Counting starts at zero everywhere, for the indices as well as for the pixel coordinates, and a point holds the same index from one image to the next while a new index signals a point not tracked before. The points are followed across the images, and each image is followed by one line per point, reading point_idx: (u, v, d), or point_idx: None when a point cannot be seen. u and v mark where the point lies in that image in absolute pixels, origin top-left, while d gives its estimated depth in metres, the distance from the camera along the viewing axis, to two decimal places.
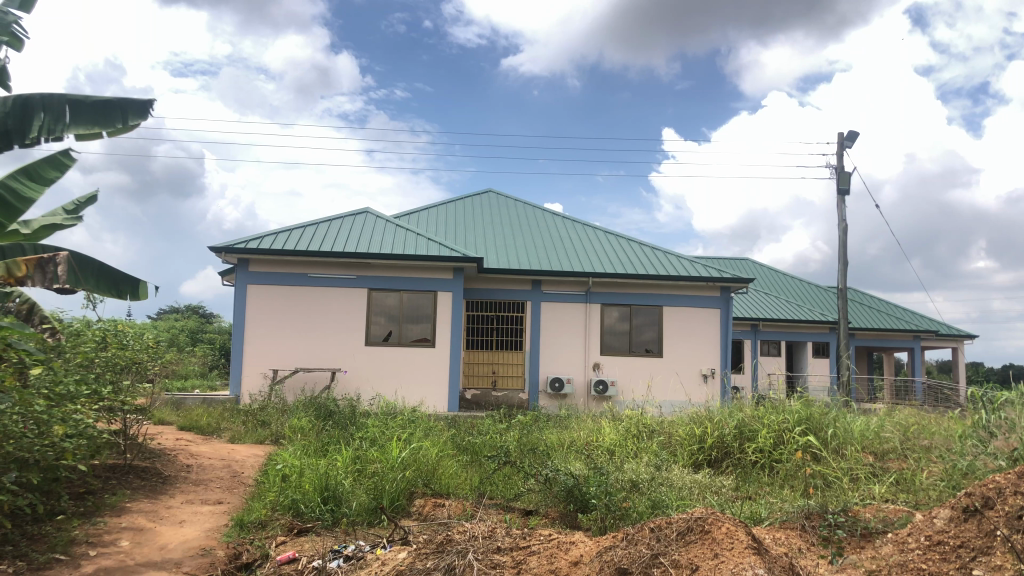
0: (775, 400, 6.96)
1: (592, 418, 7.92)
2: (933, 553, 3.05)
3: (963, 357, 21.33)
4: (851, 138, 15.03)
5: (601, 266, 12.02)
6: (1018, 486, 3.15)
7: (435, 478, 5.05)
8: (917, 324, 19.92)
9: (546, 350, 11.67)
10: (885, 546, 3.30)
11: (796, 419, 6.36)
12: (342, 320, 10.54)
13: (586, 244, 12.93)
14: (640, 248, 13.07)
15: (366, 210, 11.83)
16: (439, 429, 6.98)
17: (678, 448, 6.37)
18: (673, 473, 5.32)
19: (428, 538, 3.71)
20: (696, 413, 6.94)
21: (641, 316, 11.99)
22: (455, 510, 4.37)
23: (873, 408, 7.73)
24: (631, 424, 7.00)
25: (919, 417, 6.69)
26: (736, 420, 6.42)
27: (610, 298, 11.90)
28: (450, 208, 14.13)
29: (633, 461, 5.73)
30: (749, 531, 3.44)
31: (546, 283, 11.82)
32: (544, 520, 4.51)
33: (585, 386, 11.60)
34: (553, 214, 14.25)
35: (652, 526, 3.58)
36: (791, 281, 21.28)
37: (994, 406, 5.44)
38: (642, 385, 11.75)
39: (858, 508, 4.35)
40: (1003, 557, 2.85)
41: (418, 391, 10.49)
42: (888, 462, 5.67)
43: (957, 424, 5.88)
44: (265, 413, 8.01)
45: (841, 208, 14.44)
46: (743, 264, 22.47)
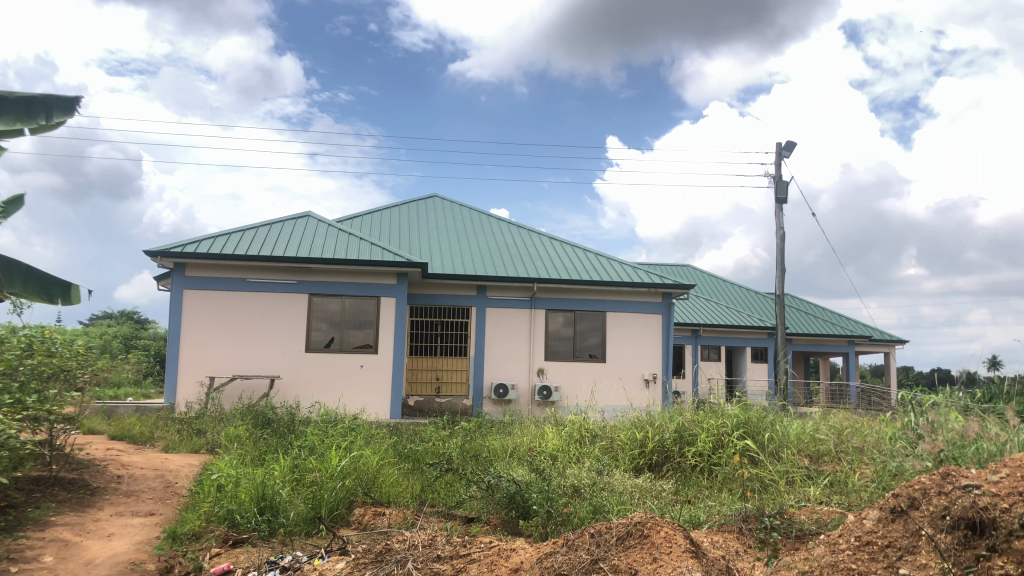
0: (714, 404, 7.07)
1: (536, 424, 7.93)
2: (862, 553, 3.12)
3: (894, 361, 21.96)
4: (789, 147, 15.40)
5: (545, 272, 12.07)
6: (943, 487, 3.25)
7: (376, 486, 5.00)
8: (851, 330, 20.45)
9: (491, 356, 11.64)
10: (817, 547, 3.36)
11: (734, 423, 6.45)
12: (282, 326, 10.37)
13: (531, 250, 12.97)
14: (584, 254, 13.17)
15: (308, 213, 11.68)
16: (380, 437, 6.91)
17: (620, 453, 6.41)
18: (614, 478, 5.36)
19: (367, 548, 3.66)
20: (637, 418, 7.00)
21: (585, 322, 12.07)
22: (395, 519, 4.33)
23: (809, 411, 7.89)
24: (573, 429, 7.03)
25: (852, 420, 6.87)
26: (676, 425, 6.50)
27: (554, 304, 11.95)
28: (394, 212, 14.03)
29: (575, 466, 5.76)
30: (687, 534, 3.49)
31: (490, 288, 11.80)
32: (485, 527, 4.49)
33: (529, 391, 11.61)
34: (497, 219, 14.24)
35: (592, 531, 3.59)
36: (731, 287, 21.65)
37: (922, 409, 5.63)
38: (586, 390, 11.82)
39: (792, 510, 4.43)
40: (928, 556, 2.94)
41: (359, 398, 10.38)
42: (823, 465, 5.80)
43: (887, 427, 6.05)
44: (200, 422, 7.83)
45: (779, 216, 14.75)
46: (684, 271, 22.78)
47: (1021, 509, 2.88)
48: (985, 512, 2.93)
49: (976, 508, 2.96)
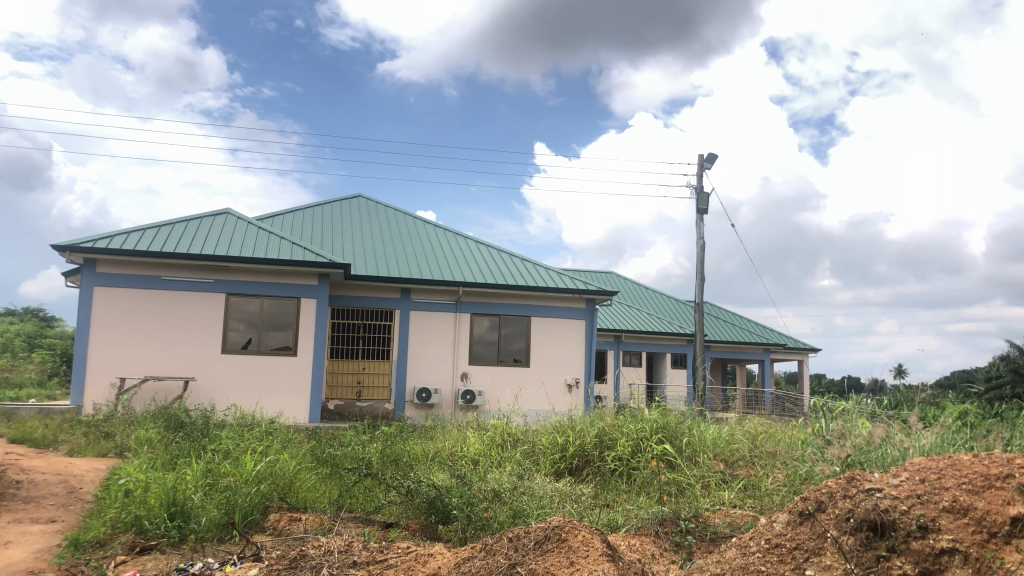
0: (634, 409, 7.17)
1: (458, 428, 7.91)
2: (771, 556, 3.21)
3: (807, 369, 22.69)
4: (710, 158, 15.78)
5: (471, 276, 12.06)
6: (848, 490, 3.37)
7: (291, 491, 4.90)
8: (767, 338, 21.05)
9: (414, 360, 11.54)
10: (729, 550, 3.45)
11: (653, 427, 6.56)
12: (197, 327, 10.09)
13: (456, 253, 12.95)
14: (509, 259, 13.22)
15: (227, 211, 11.38)
16: (297, 441, 6.78)
17: (541, 457, 6.44)
18: (535, 482, 5.38)
19: (281, 553, 3.58)
20: (558, 423, 7.05)
21: (510, 326, 12.11)
22: (311, 525, 4.26)
23: (724, 417, 8.08)
24: (495, 434, 7.03)
25: (766, 426, 7.07)
26: (596, 429, 6.58)
27: (478, 308, 11.97)
28: (317, 212, 13.80)
29: (496, 470, 5.77)
30: (604, 538, 3.53)
31: (415, 291, 11.72)
32: (404, 532, 4.44)
33: (452, 396, 11.57)
34: (423, 221, 14.16)
35: (510, 535, 3.60)
36: (653, 295, 22.05)
37: (832, 416, 5.85)
38: (509, 395, 11.85)
39: (708, 514, 4.55)
40: (833, 557, 3.05)
41: (277, 401, 10.18)
42: (737, 469, 5.95)
43: (799, 432, 6.26)
44: (109, 425, 7.54)
45: (699, 226, 15.10)
46: (608, 278, 23.06)
47: (919, 512, 3.01)
48: (886, 514, 3.04)
49: (878, 511, 3.06)
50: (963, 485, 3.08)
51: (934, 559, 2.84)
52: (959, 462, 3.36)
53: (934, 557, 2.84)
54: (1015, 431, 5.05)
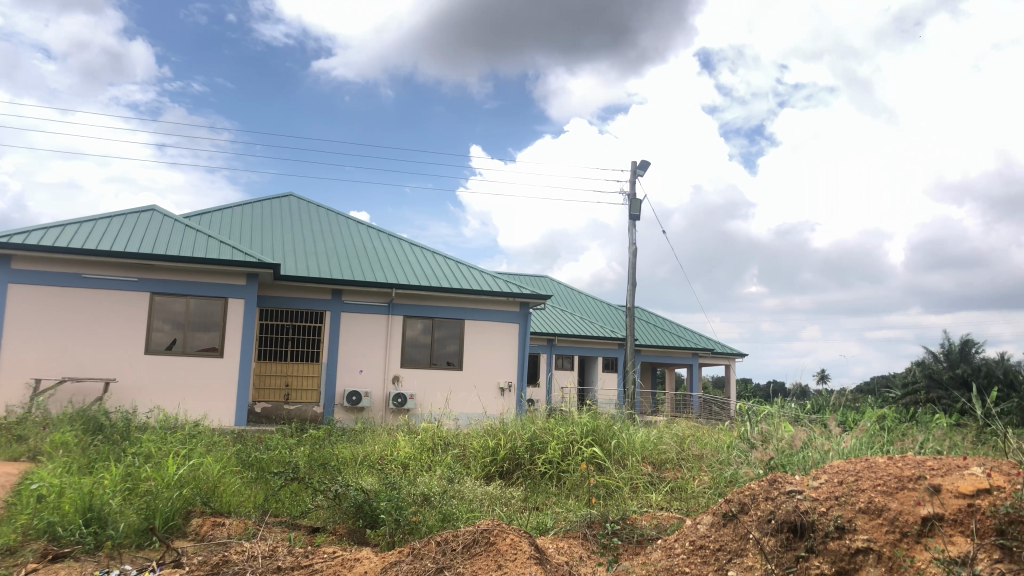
0: (565, 412, 7.22)
1: (387, 431, 7.84)
2: (695, 557, 3.29)
3: (733, 373, 23.21)
4: (643, 165, 16.02)
5: (404, 278, 11.99)
6: (770, 492, 3.46)
7: (215, 496, 4.78)
8: (696, 343, 21.45)
9: (344, 362, 11.39)
10: (655, 552, 3.51)
11: (583, 430, 6.61)
12: (119, 326, 9.77)
13: (390, 255, 12.85)
14: (443, 261, 13.18)
15: (152, 207, 11.06)
16: (223, 444, 6.63)
17: (472, 460, 6.42)
18: (465, 485, 5.37)
19: (203, 559, 3.50)
20: (490, 426, 7.05)
21: (444, 329, 12.09)
22: (235, 529, 4.17)
23: (654, 420, 8.19)
24: (426, 437, 6.99)
25: (694, 429, 7.20)
26: (528, 432, 6.60)
27: (411, 310, 11.90)
28: (246, 210, 13.52)
29: (426, 474, 5.73)
30: (532, 541, 3.54)
31: (347, 293, 11.58)
32: (331, 536, 4.38)
33: (383, 399, 11.46)
34: (356, 222, 14.00)
35: (438, 539, 3.59)
36: (585, 299, 22.26)
37: (757, 420, 6.02)
38: (441, 398, 11.82)
39: (635, 516, 4.62)
40: (754, 558, 3.13)
41: (202, 404, 9.93)
42: (665, 471, 6.04)
43: (725, 435, 6.40)
44: (22, 428, 7.23)
45: (632, 232, 15.31)
46: (541, 281, 23.17)
47: (837, 513, 3.10)
48: (806, 515, 3.13)
49: (798, 512, 3.15)
50: (878, 487, 3.18)
51: (849, 559, 2.92)
52: (875, 464, 3.49)
53: (849, 556, 2.93)
54: (928, 434, 5.27)
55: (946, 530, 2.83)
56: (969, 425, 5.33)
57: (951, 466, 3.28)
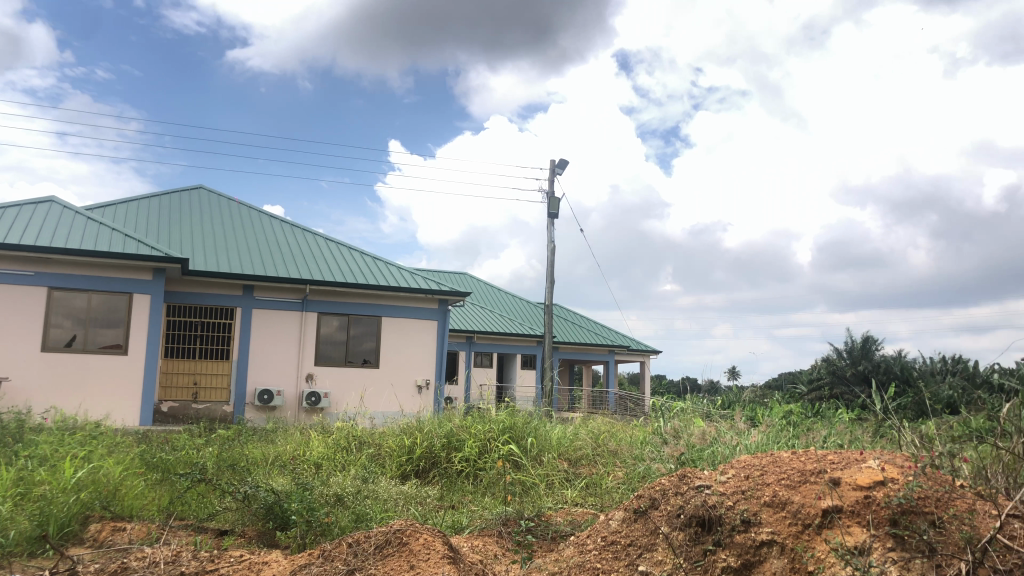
0: (483, 410, 7.21)
1: (300, 431, 7.68)
2: (606, 553, 3.33)
3: (649, 370, 23.66)
4: (561, 164, 16.16)
5: (318, 273, 11.78)
6: (679, 487, 3.53)
7: (115, 500, 4.59)
8: (612, 340, 21.77)
9: (255, 360, 11.11)
10: (567, 549, 3.53)
11: (500, 428, 6.61)
12: (14, 323, 9.31)
13: (304, 250, 12.60)
14: (359, 257, 13.01)
15: (51, 198, 10.55)
16: (126, 446, 6.37)
17: (387, 459, 6.32)
18: (379, 485, 5.30)
19: (101, 566, 3.35)
20: (406, 424, 6.98)
21: (360, 326, 11.97)
22: (136, 534, 4.01)
23: (570, 416, 8.27)
24: (340, 436, 6.88)
25: (609, 425, 7.29)
26: (444, 431, 6.56)
27: (325, 307, 11.71)
28: (153, 202, 13.03)
29: (339, 474, 5.62)
30: (445, 540, 3.53)
31: (258, 288, 11.29)
32: (240, 539, 4.24)
33: (296, 398, 11.23)
34: (269, 216, 13.66)
35: (350, 540, 3.55)
36: (505, 296, 22.32)
37: (670, 415, 6.18)
38: (355, 397, 11.66)
39: (550, 513, 4.65)
40: (663, 552, 3.19)
41: (103, 403, 9.55)
42: (580, 467, 6.10)
43: (640, 431, 6.51)
44: None
45: (550, 229, 15.42)
46: (461, 279, 23.14)
47: (743, 507, 3.18)
48: (713, 509, 3.20)
49: (705, 507, 3.23)
50: (783, 481, 3.28)
51: (754, 551, 3.01)
52: (779, 458, 3.60)
53: (754, 549, 3.01)
54: (831, 429, 5.49)
55: (844, 521, 2.93)
56: (869, 419, 5.57)
57: (850, 460, 3.40)
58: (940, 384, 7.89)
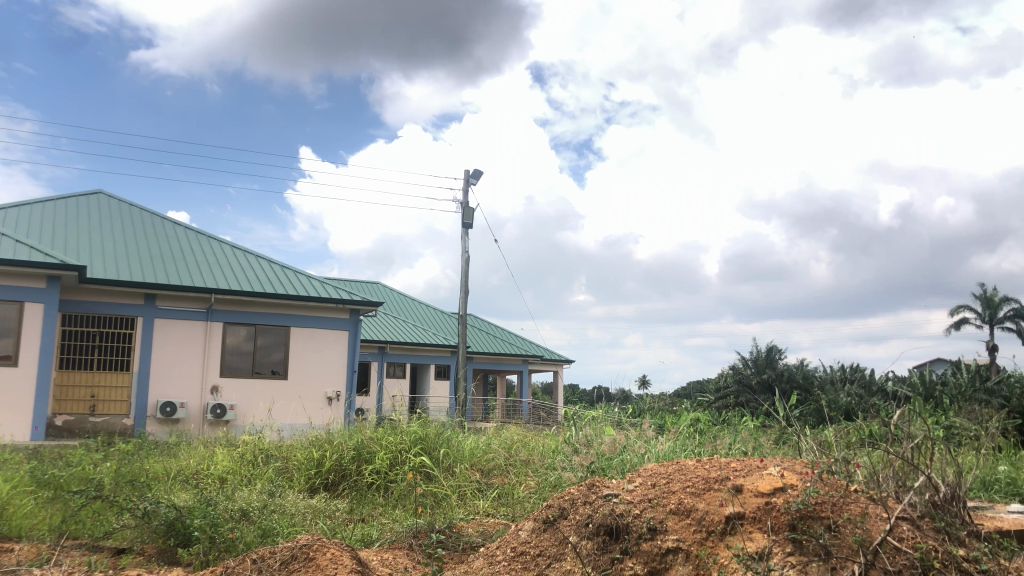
0: (394, 421, 7.13)
1: (204, 444, 7.45)
2: (516, 563, 3.34)
3: (562, 379, 23.88)
4: (476, 175, 16.19)
5: (224, 282, 11.46)
6: (587, 497, 3.57)
7: (2, 520, 4.35)
8: (526, 350, 21.91)
9: (157, 371, 10.72)
10: (476, 560, 3.53)
11: (412, 439, 6.56)
12: None
13: (209, 258, 12.23)
14: (267, 265, 12.72)
15: None
16: (15, 462, 6.04)
17: (294, 473, 6.18)
18: (287, 499, 5.18)
19: None
20: (315, 437, 6.85)
21: (267, 337, 11.72)
22: (25, 555, 3.81)
23: (483, 426, 8.26)
24: (247, 450, 6.70)
25: (522, 435, 7.32)
26: (355, 443, 6.46)
27: (231, 317, 11.40)
28: (48, 207, 12.44)
29: (245, 488, 5.46)
30: (353, 554, 3.48)
31: (161, 297, 10.90)
32: (138, 558, 4.07)
33: (200, 410, 10.88)
34: (173, 223, 13.22)
35: (254, 557, 3.46)
36: (419, 306, 22.19)
37: (582, 424, 6.27)
38: (262, 409, 11.40)
39: (461, 524, 4.64)
40: (571, 562, 3.21)
41: None
42: (492, 477, 6.11)
43: (553, 440, 6.58)
44: None
45: (464, 239, 15.42)
46: (375, 288, 22.89)
47: (649, 515, 3.24)
48: (621, 518, 3.26)
49: (613, 515, 3.28)
50: (688, 489, 3.36)
51: (660, 558, 3.06)
52: (684, 466, 3.68)
53: (660, 556, 3.07)
54: (736, 436, 5.66)
55: (746, 527, 3.02)
56: (772, 425, 5.77)
57: (752, 467, 3.51)
58: (837, 392, 8.25)
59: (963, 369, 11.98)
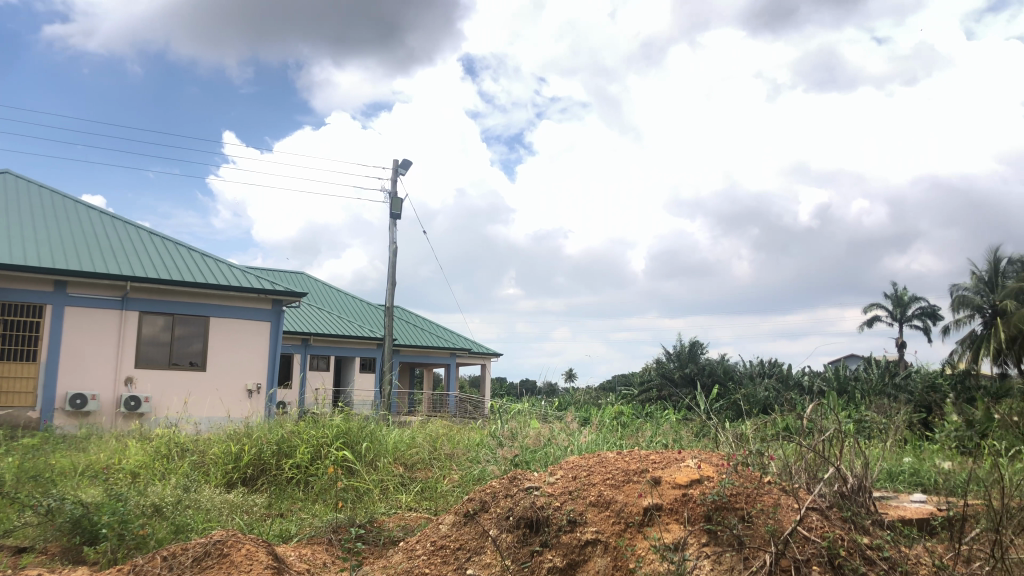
0: (317, 415, 7.01)
1: (116, 437, 7.18)
2: (435, 558, 3.31)
3: (489, 372, 23.90)
4: (405, 165, 16.04)
5: (140, 269, 11.08)
6: (509, 490, 3.58)
7: None
8: (453, 343, 21.85)
9: (67, 361, 10.29)
10: (395, 555, 3.49)
11: (334, 433, 6.45)
12: None
13: (125, 245, 11.81)
14: (187, 253, 12.36)
15: None
16: None
17: (211, 467, 6.01)
18: (203, 494, 5.04)
19: None
20: (234, 430, 6.69)
21: (185, 327, 11.41)
22: None
23: (408, 420, 8.19)
24: (161, 443, 6.49)
25: (446, 428, 7.29)
26: (275, 437, 6.32)
27: (147, 305, 11.03)
28: None
29: (159, 483, 5.28)
30: (269, 550, 3.40)
31: (73, 284, 10.46)
32: (40, 557, 3.87)
33: (113, 402, 10.51)
34: (86, 206, 12.70)
35: (164, 554, 3.35)
36: (344, 298, 21.90)
37: (507, 417, 6.28)
38: (178, 401, 11.09)
39: (383, 518, 4.59)
40: (490, 555, 3.21)
41: None
42: (416, 471, 6.07)
43: (477, 434, 6.59)
44: None
45: (392, 231, 15.26)
46: (299, 278, 22.49)
47: (569, 507, 3.26)
48: (541, 511, 3.27)
49: (534, 508, 3.29)
50: (608, 481, 3.40)
51: (579, 550, 3.07)
52: (605, 458, 3.71)
53: (579, 548, 3.08)
54: (658, 429, 5.75)
55: (663, 518, 3.07)
56: (693, 419, 5.88)
57: (670, 459, 3.56)
58: (757, 388, 8.48)
59: (874, 365, 12.47)
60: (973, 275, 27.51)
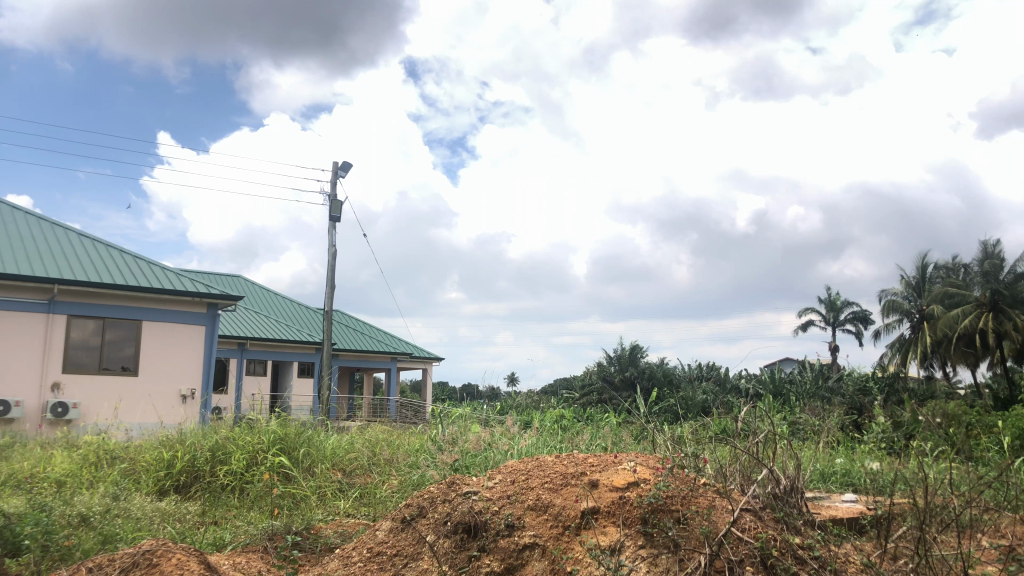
0: (254, 420, 6.88)
1: (41, 445, 6.93)
2: (372, 564, 3.29)
3: (430, 377, 23.78)
4: (345, 167, 15.88)
5: (68, 272, 10.74)
6: (447, 495, 3.56)
7: None
8: (394, 347, 21.67)
9: None
10: (331, 562, 3.45)
11: (270, 439, 6.34)
12: None
13: (53, 246, 11.43)
14: (118, 255, 12.02)
15: None
16: None
17: (142, 475, 5.84)
18: (133, 503, 4.89)
19: None
20: (166, 437, 6.52)
21: (115, 331, 11.09)
22: None
23: (348, 425, 8.10)
24: (89, 451, 6.28)
25: (386, 433, 7.22)
26: (209, 443, 6.19)
27: (76, 309, 10.69)
28: None
29: (85, 492, 5.12)
30: (201, 559, 3.32)
31: None
32: None
33: (38, 409, 10.14)
34: (13, 206, 12.26)
35: (89, 566, 3.24)
36: (282, 301, 21.56)
37: (448, 421, 6.26)
38: (108, 408, 10.75)
39: (320, 525, 4.53)
40: (428, 561, 3.19)
41: None
42: (354, 477, 5.99)
43: (417, 438, 6.55)
44: None
45: (331, 233, 15.09)
46: (236, 281, 22.06)
47: (508, 511, 3.26)
48: (479, 516, 3.27)
49: (472, 513, 3.29)
50: (546, 484, 3.41)
51: (517, 554, 3.07)
52: (543, 462, 3.73)
53: (517, 552, 3.08)
54: (597, 432, 5.80)
55: (600, 522, 3.09)
56: (632, 423, 5.94)
57: (608, 462, 3.60)
58: (695, 391, 8.62)
59: (808, 367, 12.79)
60: (902, 280, 28.45)
